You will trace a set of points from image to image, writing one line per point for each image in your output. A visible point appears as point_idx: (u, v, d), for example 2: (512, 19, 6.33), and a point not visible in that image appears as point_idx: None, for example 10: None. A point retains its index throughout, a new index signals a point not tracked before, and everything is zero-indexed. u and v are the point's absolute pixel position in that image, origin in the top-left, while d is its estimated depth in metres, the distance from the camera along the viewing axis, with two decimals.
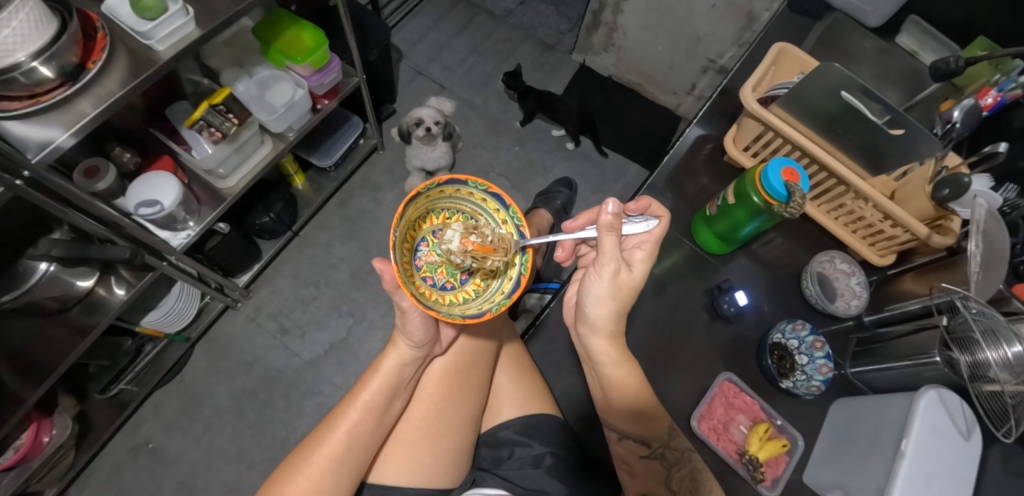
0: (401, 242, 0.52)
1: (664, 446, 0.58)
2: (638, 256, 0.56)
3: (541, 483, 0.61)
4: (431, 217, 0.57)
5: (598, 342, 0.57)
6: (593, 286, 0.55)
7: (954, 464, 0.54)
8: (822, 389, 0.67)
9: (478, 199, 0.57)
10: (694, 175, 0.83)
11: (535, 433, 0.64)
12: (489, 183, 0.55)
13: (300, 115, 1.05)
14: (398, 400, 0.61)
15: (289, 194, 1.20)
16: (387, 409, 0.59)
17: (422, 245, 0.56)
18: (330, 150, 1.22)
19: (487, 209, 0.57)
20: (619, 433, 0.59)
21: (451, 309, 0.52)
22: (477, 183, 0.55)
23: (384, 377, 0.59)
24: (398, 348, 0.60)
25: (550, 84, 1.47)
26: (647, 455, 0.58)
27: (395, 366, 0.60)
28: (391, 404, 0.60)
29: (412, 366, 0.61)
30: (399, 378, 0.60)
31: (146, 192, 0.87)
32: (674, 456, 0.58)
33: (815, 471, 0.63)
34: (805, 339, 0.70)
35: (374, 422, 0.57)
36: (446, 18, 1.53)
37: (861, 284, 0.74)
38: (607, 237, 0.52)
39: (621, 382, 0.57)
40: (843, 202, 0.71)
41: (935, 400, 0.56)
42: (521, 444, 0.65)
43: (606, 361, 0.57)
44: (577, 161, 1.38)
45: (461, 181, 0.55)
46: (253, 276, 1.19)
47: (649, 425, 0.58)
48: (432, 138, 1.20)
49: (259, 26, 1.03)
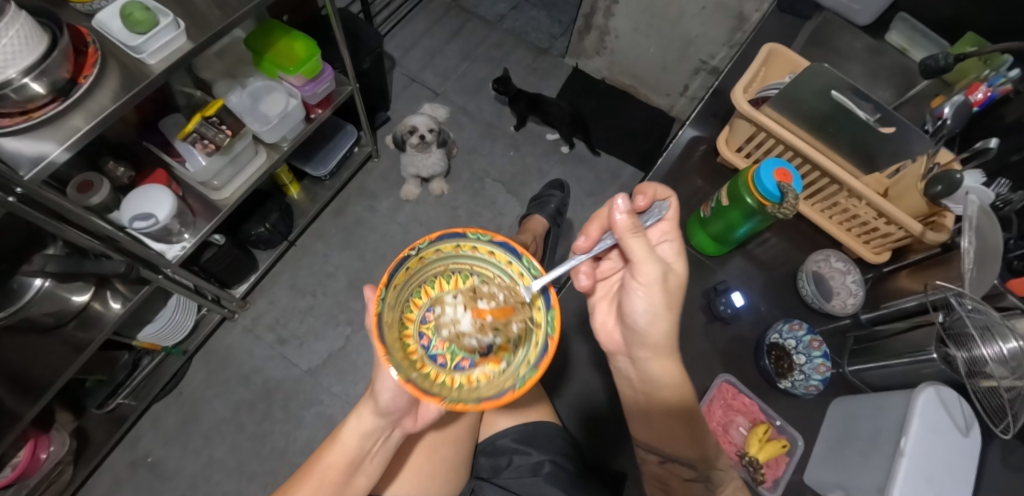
0: (406, 294, 0.48)
1: (711, 469, 0.54)
2: (668, 247, 0.53)
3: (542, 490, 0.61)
4: (441, 282, 0.52)
5: (652, 359, 0.53)
6: (638, 301, 0.50)
7: (954, 462, 0.54)
8: (821, 389, 0.68)
9: (500, 263, 0.51)
10: (688, 178, 0.83)
11: (534, 441, 0.66)
12: (509, 242, 0.49)
13: (293, 125, 1.05)
14: (361, 474, 0.54)
15: (284, 204, 1.20)
16: (349, 484, 0.53)
17: (427, 315, 0.51)
18: (325, 159, 1.22)
19: (505, 273, 0.51)
20: (660, 456, 0.55)
21: (452, 391, 0.42)
22: (497, 240, 0.50)
23: (343, 452, 0.52)
24: (361, 417, 0.53)
25: (543, 88, 1.48)
26: (692, 478, 0.54)
27: (358, 439, 0.53)
28: (353, 479, 0.53)
29: (377, 435, 0.54)
30: (360, 450, 0.53)
31: (140, 205, 0.87)
32: (718, 477, 0.54)
33: (815, 471, 0.63)
34: (802, 338, 0.70)
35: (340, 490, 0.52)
36: (438, 24, 1.54)
37: (858, 282, 0.74)
38: (630, 241, 0.46)
39: (665, 394, 0.53)
40: (836, 201, 0.71)
41: (933, 397, 0.56)
42: (521, 452, 0.66)
43: (663, 367, 0.53)
44: (572, 164, 1.38)
45: (482, 240, 0.49)
46: (250, 286, 1.19)
47: (696, 445, 0.54)
48: (427, 145, 1.20)
49: (251, 37, 1.03)
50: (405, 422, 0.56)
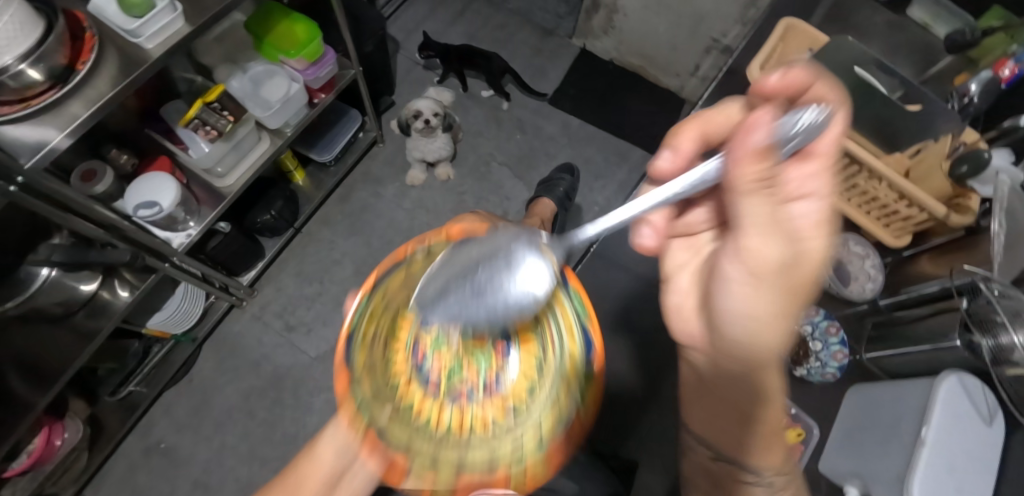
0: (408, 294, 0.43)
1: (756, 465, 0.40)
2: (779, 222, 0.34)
3: None
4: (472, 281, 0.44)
5: (752, 353, 0.36)
6: (732, 285, 0.35)
7: (978, 449, 0.53)
8: (837, 377, 0.66)
9: (567, 327, 0.41)
10: None
11: None
12: (595, 322, 0.39)
13: (296, 110, 1.03)
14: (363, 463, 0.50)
15: (289, 191, 1.18)
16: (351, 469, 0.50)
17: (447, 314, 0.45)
18: (330, 145, 1.20)
19: (564, 343, 0.42)
20: (743, 463, 0.40)
21: (382, 413, 0.39)
22: (577, 300, 0.40)
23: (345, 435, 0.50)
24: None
25: (550, 70, 1.44)
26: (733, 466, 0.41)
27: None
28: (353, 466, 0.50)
29: None
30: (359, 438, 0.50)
31: (144, 193, 0.86)
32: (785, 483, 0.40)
33: (832, 457, 0.61)
34: (818, 324, 0.69)
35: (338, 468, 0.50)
36: (442, 5, 1.50)
37: (876, 267, 0.72)
38: (760, 198, 0.30)
39: (760, 366, 0.35)
40: (856, 183, 0.68)
41: (956, 385, 0.54)
42: None
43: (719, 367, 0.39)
44: (581, 147, 1.35)
45: (561, 286, 0.42)
46: (257, 274, 1.18)
47: (770, 449, 0.39)
48: (432, 130, 1.18)
49: (250, 21, 1.01)
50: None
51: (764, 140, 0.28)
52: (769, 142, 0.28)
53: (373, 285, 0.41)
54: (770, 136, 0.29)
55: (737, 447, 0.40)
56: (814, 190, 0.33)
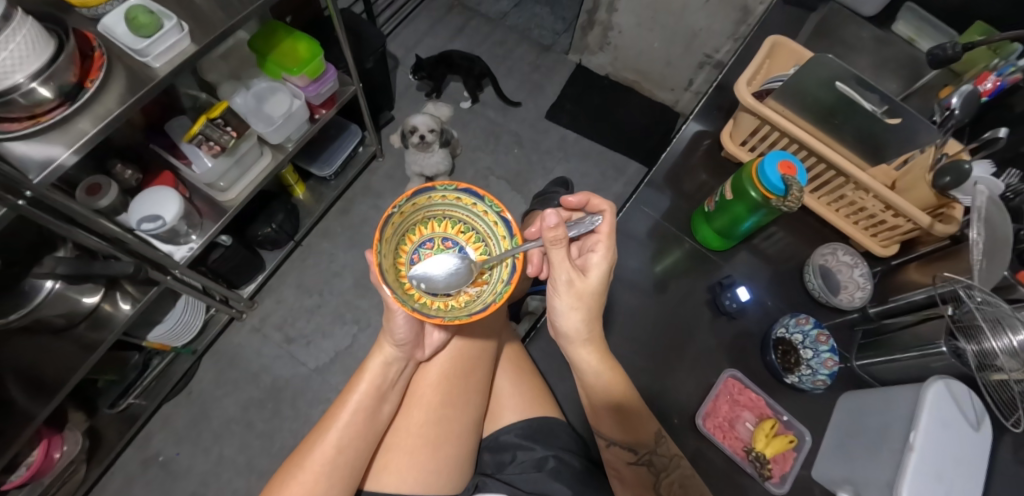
0: (396, 238, 0.53)
1: (651, 452, 0.57)
2: (593, 258, 0.54)
3: (546, 486, 0.58)
4: (432, 223, 0.57)
5: (580, 351, 0.57)
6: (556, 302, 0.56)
7: (963, 453, 0.54)
8: (829, 383, 0.67)
9: (491, 222, 0.55)
10: (691, 171, 0.83)
11: (539, 436, 0.62)
12: (505, 207, 0.53)
13: (297, 126, 1.06)
14: (387, 402, 0.59)
15: (290, 204, 1.20)
16: (376, 410, 0.58)
17: (426, 245, 0.57)
18: (330, 159, 1.22)
19: (496, 233, 0.56)
20: (606, 440, 0.59)
21: (415, 306, 0.49)
22: (490, 200, 0.54)
23: (372, 378, 0.58)
24: (381, 348, 0.58)
25: (546, 85, 1.47)
26: (634, 461, 0.58)
27: (380, 366, 0.58)
28: (380, 406, 0.58)
29: (397, 366, 0.60)
30: (384, 378, 0.59)
31: (147, 208, 0.88)
32: (664, 462, 0.57)
33: (824, 465, 0.63)
34: (809, 332, 0.70)
35: (363, 424, 0.56)
36: (442, 23, 1.53)
37: (865, 275, 0.74)
38: (554, 249, 0.51)
39: (590, 360, 0.57)
40: (843, 194, 0.70)
41: (943, 390, 0.55)
42: (524, 448, 0.62)
43: (589, 369, 0.57)
44: (577, 160, 1.37)
45: (476, 194, 0.54)
46: (257, 286, 1.19)
47: (635, 429, 0.57)
48: (428, 145, 1.19)
49: (254, 38, 1.03)
50: (419, 351, 0.62)
51: (551, 220, 0.50)
52: (557, 221, 0.50)
53: (381, 237, 0.49)
54: (556, 218, 0.50)
55: (599, 429, 0.60)
56: (599, 248, 0.54)
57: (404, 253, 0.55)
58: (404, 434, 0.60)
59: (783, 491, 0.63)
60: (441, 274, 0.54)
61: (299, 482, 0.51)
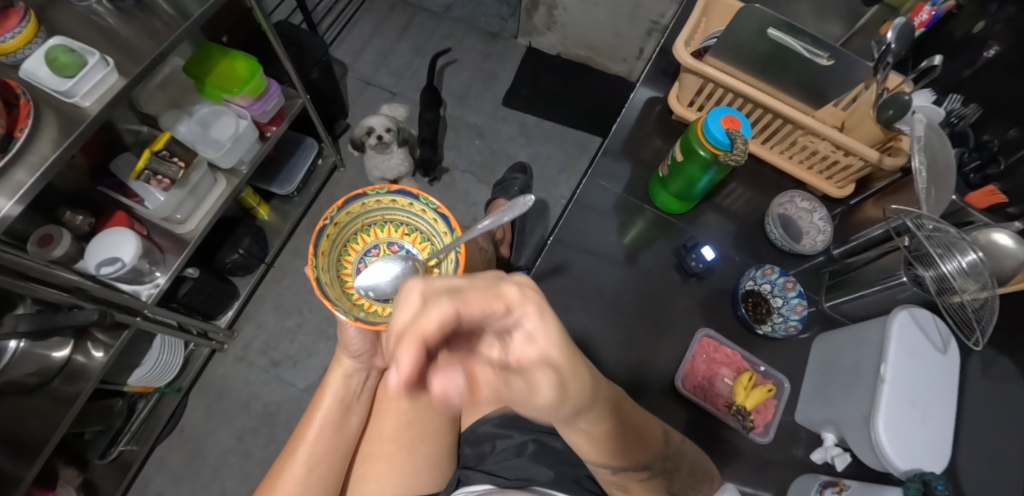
0: (335, 248, 0.52)
1: (663, 458, 0.49)
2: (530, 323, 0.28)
3: (529, 472, 0.54)
4: (375, 229, 0.55)
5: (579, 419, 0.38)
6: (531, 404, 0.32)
7: (932, 377, 0.56)
8: (801, 328, 0.68)
9: (431, 219, 0.55)
10: (646, 138, 0.82)
11: (515, 422, 0.60)
12: (441, 203, 0.53)
13: (248, 146, 1.03)
14: (354, 413, 0.60)
15: (256, 227, 1.17)
16: (343, 423, 0.59)
17: (371, 252, 0.55)
18: (290, 176, 1.19)
19: (438, 231, 0.54)
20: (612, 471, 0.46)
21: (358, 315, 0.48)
22: (425, 198, 0.54)
23: (334, 391, 0.59)
24: (340, 362, 0.59)
25: (499, 73, 1.44)
26: (647, 476, 0.49)
27: (341, 379, 0.59)
28: (346, 417, 0.59)
29: (358, 377, 0.60)
30: (347, 390, 0.60)
31: (106, 251, 0.86)
32: (674, 462, 0.50)
33: (805, 409, 0.64)
34: (776, 281, 0.71)
35: (332, 437, 0.57)
36: (386, 23, 1.50)
37: (825, 219, 0.74)
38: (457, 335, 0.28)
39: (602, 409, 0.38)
40: (794, 140, 0.71)
41: (908, 320, 0.58)
42: (502, 436, 0.60)
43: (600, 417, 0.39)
44: (540, 143, 1.35)
45: (409, 194, 0.54)
46: (234, 315, 1.17)
47: (643, 444, 0.47)
48: (386, 146, 1.16)
49: (189, 63, 1.00)
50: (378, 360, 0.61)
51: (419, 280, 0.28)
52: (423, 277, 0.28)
53: (316, 249, 0.49)
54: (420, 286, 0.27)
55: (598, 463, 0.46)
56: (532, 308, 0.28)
57: (348, 263, 0.53)
58: (377, 442, 0.60)
59: (767, 439, 0.64)
60: (388, 281, 0.51)
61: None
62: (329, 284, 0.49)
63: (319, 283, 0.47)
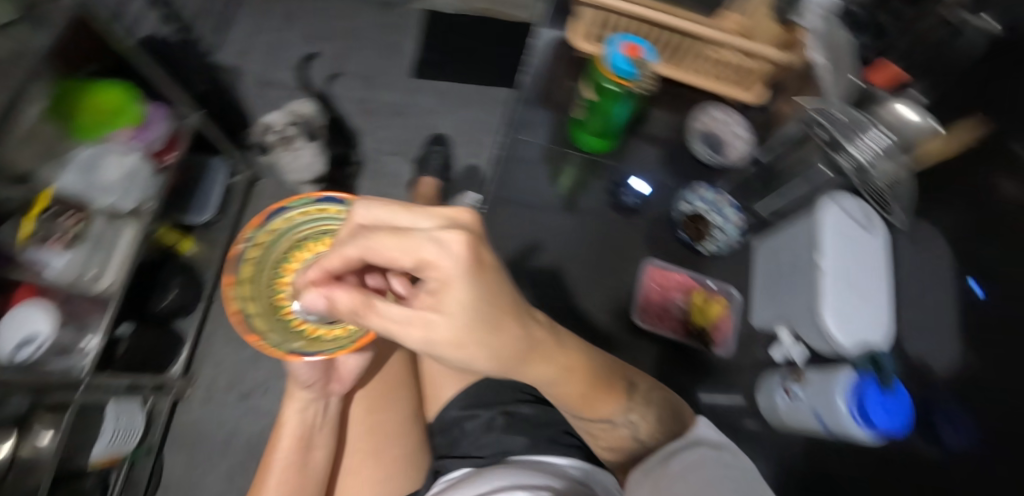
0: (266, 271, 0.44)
1: (627, 410, 0.44)
2: (454, 291, 0.28)
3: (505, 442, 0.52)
4: None
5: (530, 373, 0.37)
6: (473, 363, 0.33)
7: (863, 256, 0.59)
8: (739, 240, 0.70)
9: None
10: (560, 79, 0.79)
11: (478, 400, 0.56)
12: (377, 204, 0.45)
13: (146, 183, 0.93)
14: (316, 448, 0.51)
15: (184, 267, 1.08)
16: (306, 461, 0.50)
17: None
18: (205, 201, 1.10)
19: None
20: (614, 421, 0.44)
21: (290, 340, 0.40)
22: (358, 201, 0.44)
23: (289, 431, 0.50)
24: (291, 395, 0.49)
25: (403, 43, 1.35)
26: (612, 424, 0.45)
27: (296, 416, 0.50)
28: (308, 455, 0.50)
29: (313, 408, 0.51)
30: (306, 426, 0.50)
31: (11, 329, 0.76)
32: (650, 403, 0.46)
33: (759, 311, 0.68)
34: (709, 198, 0.71)
35: (297, 479, 0.49)
36: (268, 14, 1.37)
37: (744, 127, 0.73)
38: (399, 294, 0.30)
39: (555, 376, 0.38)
40: (704, 54, 0.68)
41: (834, 208, 0.59)
42: (469, 417, 0.56)
43: (548, 377, 0.38)
44: (461, 109, 1.29)
45: (336, 200, 0.44)
46: (186, 361, 1.09)
47: (604, 397, 0.43)
48: (289, 140, 1.11)
49: (53, 106, 0.81)
50: (334, 387, 0.52)
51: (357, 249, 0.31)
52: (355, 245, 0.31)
53: (236, 277, 0.41)
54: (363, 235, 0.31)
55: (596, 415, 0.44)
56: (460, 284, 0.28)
57: None
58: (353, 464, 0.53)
59: (729, 350, 0.69)
60: None
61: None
62: (257, 315, 0.40)
63: (241, 317, 0.39)
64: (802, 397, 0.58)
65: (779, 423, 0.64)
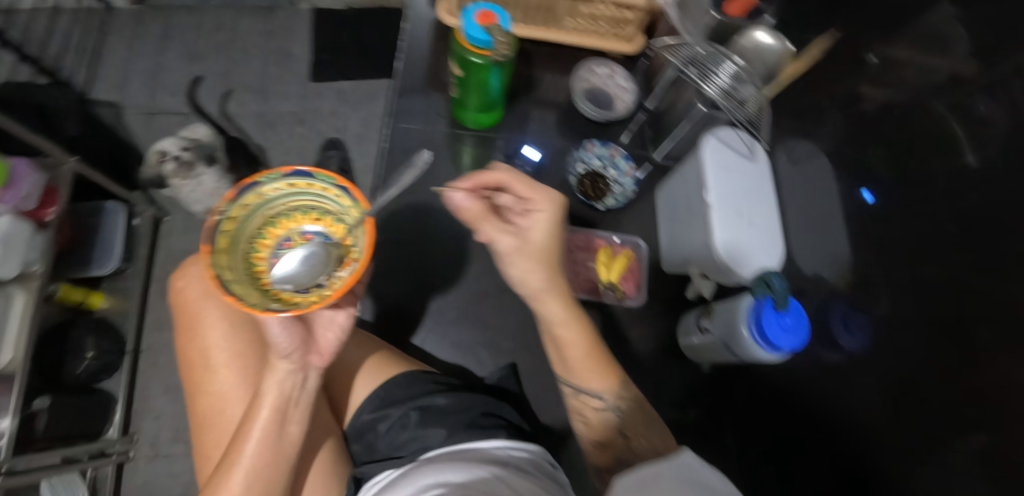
0: (237, 249, 0.41)
1: (617, 397, 0.51)
2: (535, 218, 0.52)
3: (426, 434, 0.50)
4: (280, 221, 0.44)
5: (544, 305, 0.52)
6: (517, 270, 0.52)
7: (748, 182, 0.61)
8: (636, 190, 0.73)
9: (336, 197, 0.43)
10: (441, 60, 0.77)
11: (393, 396, 0.55)
12: (340, 176, 0.42)
13: (26, 244, 0.85)
14: (293, 422, 0.45)
15: (97, 322, 1.03)
16: (283, 437, 0.44)
17: (285, 245, 0.44)
18: (107, 251, 1.04)
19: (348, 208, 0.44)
20: (604, 399, 0.51)
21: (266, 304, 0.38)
22: (322, 174, 0.42)
23: (271, 402, 0.44)
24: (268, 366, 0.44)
25: (292, 47, 1.29)
26: (601, 407, 0.52)
27: (275, 386, 0.44)
28: (286, 429, 0.44)
29: (292, 378, 0.45)
30: (286, 397, 0.45)
31: None
32: (630, 406, 0.51)
33: (667, 257, 0.70)
34: (602, 154, 0.72)
35: (279, 457, 0.44)
36: (140, 40, 1.27)
37: (626, 78, 0.74)
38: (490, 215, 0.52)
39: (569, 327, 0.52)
40: (578, 12, 0.68)
41: (715, 143, 0.60)
42: (382, 418, 0.54)
43: (555, 318, 0.52)
44: (366, 105, 1.24)
45: (305, 173, 0.42)
46: (124, 420, 1.02)
47: (605, 370, 0.52)
48: (188, 167, 1.05)
49: None
50: (315, 356, 0.46)
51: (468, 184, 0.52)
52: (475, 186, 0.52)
53: (211, 246, 0.37)
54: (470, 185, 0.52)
55: (587, 387, 0.51)
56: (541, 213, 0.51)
57: (258, 260, 0.42)
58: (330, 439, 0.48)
59: (642, 298, 0.70)
60: (297, 267, 0.42)
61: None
62: (234, 281, 0.38)
63: (221, 282, 0.36)
64: (711, 331, 0.60)
65: (696, 356, 0.68)
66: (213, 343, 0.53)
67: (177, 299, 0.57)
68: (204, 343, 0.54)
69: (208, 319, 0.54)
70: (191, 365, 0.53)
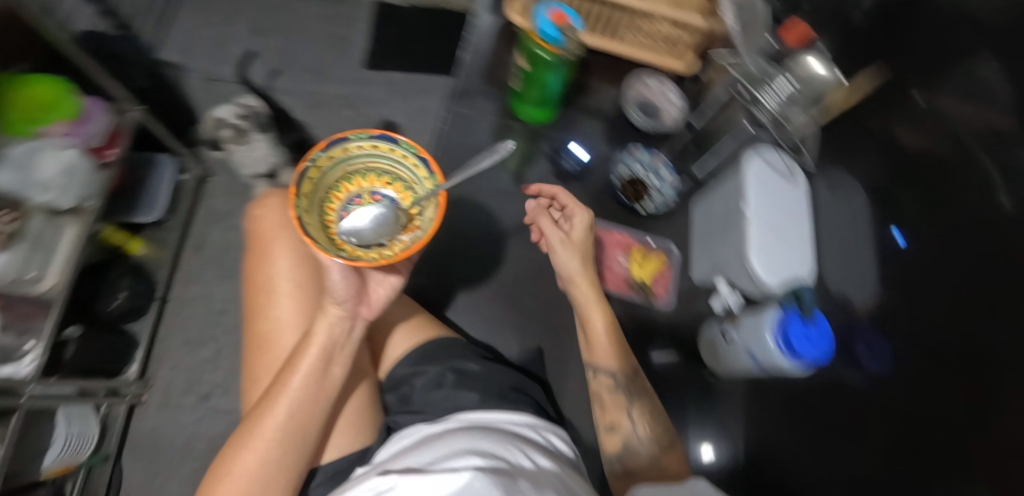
0: (315, 197, 0.43)
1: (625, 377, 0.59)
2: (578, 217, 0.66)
3: (458, 396, 0.52)
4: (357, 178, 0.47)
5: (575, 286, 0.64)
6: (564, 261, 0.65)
7: (786, 204, 0.63)
8: (676, 199, 0.76)
9: (412, 165, 0.45)
10: (498, 58, 0.82)
11: (431, 357, 0.57)
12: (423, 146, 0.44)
13: (88, 179, 0.84)
14: (336, 365, 0.47)
15: (132, 265, 1.06)
16: (324, 378, 0.46)
17: (353, 201, 0.46)
18: (154, 200, 1.08)
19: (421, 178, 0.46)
20: (614, 377, 0.59)
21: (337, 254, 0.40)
22: (407, 142, 0.43)
23: (318, 342, 0.46)
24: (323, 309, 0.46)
25: (350, 35, 1.35)
26: (615, 386, 0.59)
27: (324, 330, 0.46)
28: (328, 371, 0.46)
29: (343, 325, 0.47)
30: (333, 341, 0.47)
31: None
32: (637, 387, 0.59)
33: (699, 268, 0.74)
34: (646, 161, 0.75)
35: (321, 396, 0.46)
36: (210, 10, 1.34)
37: (675, 93, 0.76)
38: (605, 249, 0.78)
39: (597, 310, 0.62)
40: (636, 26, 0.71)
41: (758, 163, 0.63)
42: (419, 373, 0.57)
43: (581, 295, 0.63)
44: (412, 98, 1.30)
45: (392, 139, 0.43)
46: (143, 364, 1.06)
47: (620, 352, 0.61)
48: (243, 134, 1.09)
49: None
50: (366, 308, 0.49)
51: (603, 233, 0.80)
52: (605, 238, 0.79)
53: (299, 187, 0.40)
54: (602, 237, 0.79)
55: (599, 365, 0.60)
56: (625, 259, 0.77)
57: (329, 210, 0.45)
58: None
59: (669, 302, 0.77)
60: (368, 224, 0.45)
61: (251, 461, 0.43)
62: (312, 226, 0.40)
63: (303, 224, 0.38)
64: (737, 340, 0.62)
65: (715, 364, 0.71)
66: (280, 269, 0.56)
67: (253, 224, 0.61)
68: (269, 270, 0.57)
69: (277, 246, 0.58)
70: (256, 289, 0.57)
